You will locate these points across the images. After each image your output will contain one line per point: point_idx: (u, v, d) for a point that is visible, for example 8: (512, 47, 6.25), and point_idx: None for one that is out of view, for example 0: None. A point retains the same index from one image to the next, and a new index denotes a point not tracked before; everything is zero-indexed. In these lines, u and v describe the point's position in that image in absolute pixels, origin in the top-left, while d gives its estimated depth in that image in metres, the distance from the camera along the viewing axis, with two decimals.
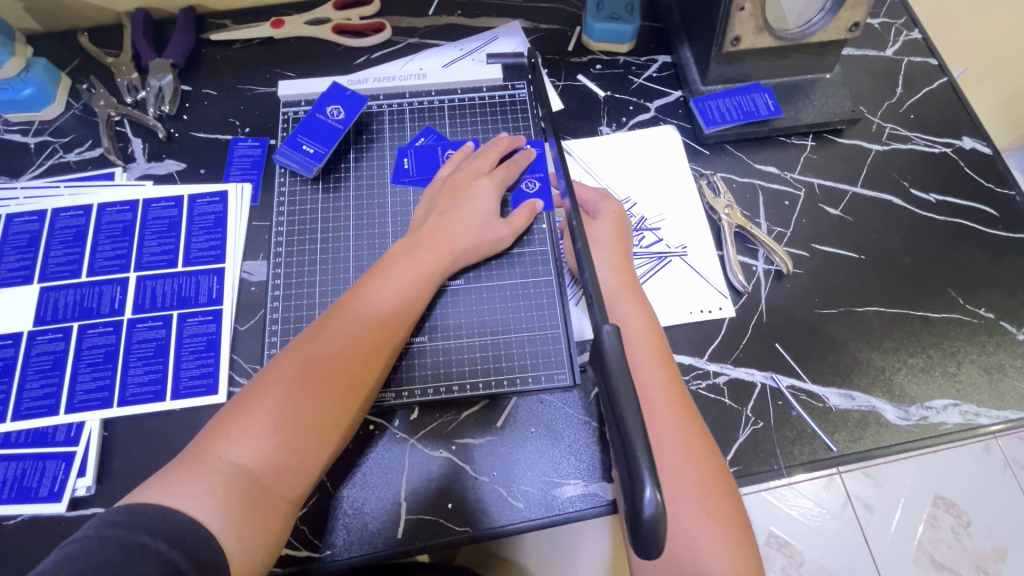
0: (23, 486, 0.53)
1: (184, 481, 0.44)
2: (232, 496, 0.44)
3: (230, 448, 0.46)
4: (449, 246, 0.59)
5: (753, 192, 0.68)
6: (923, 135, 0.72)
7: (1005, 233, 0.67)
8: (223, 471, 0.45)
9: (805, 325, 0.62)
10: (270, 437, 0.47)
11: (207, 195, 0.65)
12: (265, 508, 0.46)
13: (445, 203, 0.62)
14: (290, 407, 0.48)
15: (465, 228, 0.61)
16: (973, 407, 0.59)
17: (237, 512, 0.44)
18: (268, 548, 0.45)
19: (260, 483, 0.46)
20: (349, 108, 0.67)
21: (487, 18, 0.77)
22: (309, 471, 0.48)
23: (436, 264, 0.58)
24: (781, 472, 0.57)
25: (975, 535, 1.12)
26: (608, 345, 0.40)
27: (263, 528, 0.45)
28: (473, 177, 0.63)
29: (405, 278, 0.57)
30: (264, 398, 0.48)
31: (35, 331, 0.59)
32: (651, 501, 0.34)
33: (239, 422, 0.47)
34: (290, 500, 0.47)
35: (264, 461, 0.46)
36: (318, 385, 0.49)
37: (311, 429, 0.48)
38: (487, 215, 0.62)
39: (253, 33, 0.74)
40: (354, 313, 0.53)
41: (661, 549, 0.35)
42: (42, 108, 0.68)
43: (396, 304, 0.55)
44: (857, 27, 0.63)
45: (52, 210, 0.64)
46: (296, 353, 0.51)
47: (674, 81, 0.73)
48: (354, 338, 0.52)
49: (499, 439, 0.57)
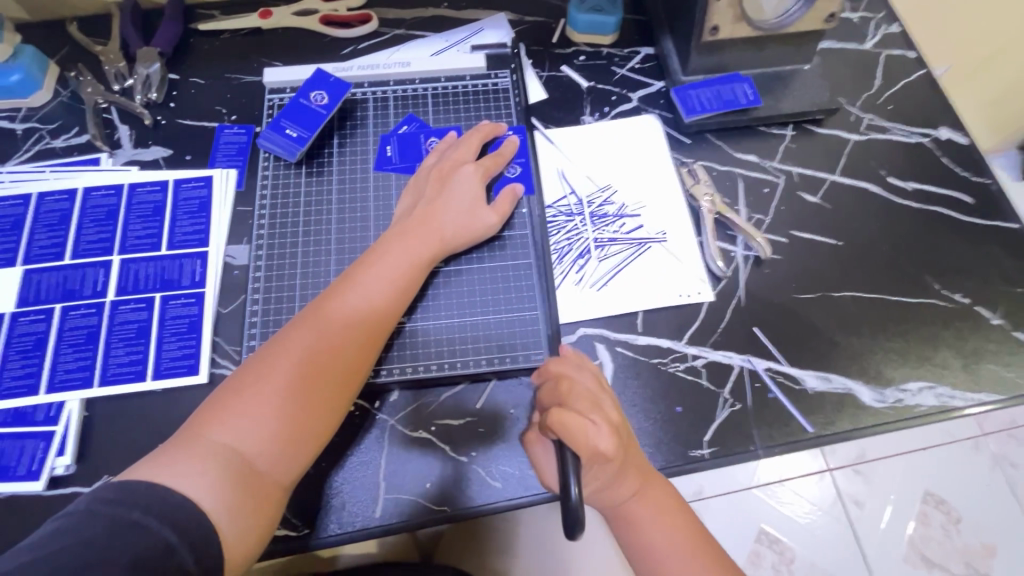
0: (2, 465, 0.53)
1: (178, 463, 0.45)
2: (225, 477, 0.45)
3: (222, 431, 0.47)
4: (440, 236, 0.60)
5: (733, 179, 0.69)
6: (901, 125, 0.73)
7: (981, 220, 0.68)
8: (217, 453, 0.46)
9: (783, 309, 0.63)
10: (262, 421, 0.48)
11: (193, 180, 0.66)
12: (256, 490, 0.47)
13: (434, 192, 0.62)
14: (282, 395, 0.49)
15: (454, 217, 0.61)
16: (949, 390, 0.60)
17: (230, 493, 0.45)
18: (262, 531, 0.46)
19: (253, 464, 0.47)
20: (333, 94, 0.68)
21: (473, 10, 0.78)
22: (304, 454, 0.50)
23: (427, 252, 0.59)
24: (757, 453, 0.57)
25: (965, 531, 1.16)
26: None
27: (257, 510, 0.46)
28: (459, 165, 0.64)
29: (395, 266, 0.57)
30: (257, 385, 0.49)
31: (18, 312, 0.59)
32: (576, 495, 0.43)
33: (233, 407, 0.48)
34: (281, 483, 0.48)
35: (256, 444, 0.48)
36: (310, 370, 0.51)
37: (304, 415, 0.50)
38: (477, 205, 0.63)
39: (241, 24, 0.75)
40: (343, 300, 0.54)
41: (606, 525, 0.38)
42: (30, 94, 0.69)
43: (387, 292, 0.56)
44: (833, 18, 0.65)
45: (37, 194, 0.64)
46: (288, 342, 0.52)
47: (656, 72, 0.74)
48: (344, 324, 0.53)
49: (479, 421, 0.58)
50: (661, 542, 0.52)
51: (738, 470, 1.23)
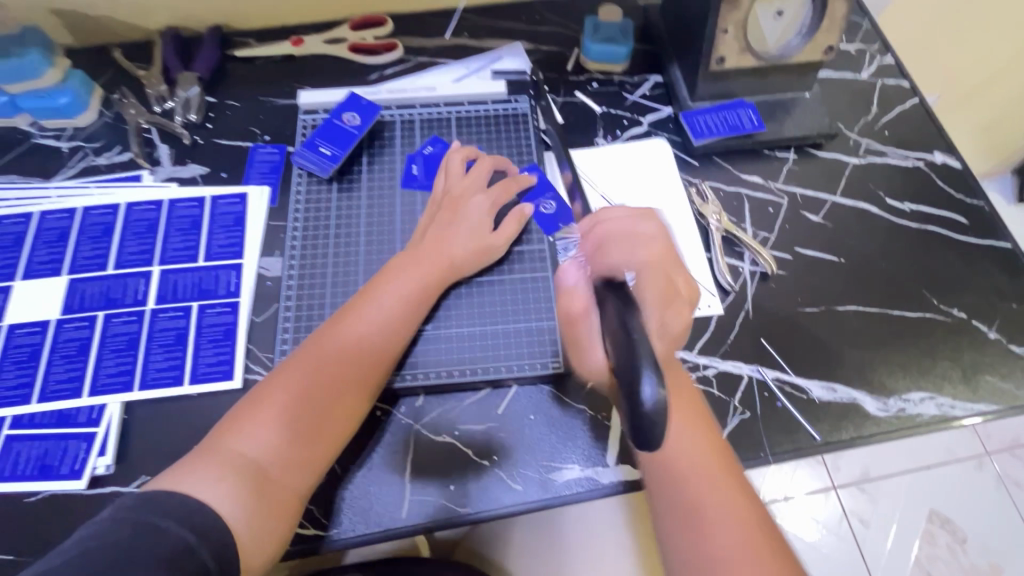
0: (45, 464, 0.55)
1: (197, 470, 0.48)
2: (240, 486, 0.48)
3: (240, 441, 0.50)
4: (447, 257, 0.63)
5: (739, 200, 0.73)
6: (898, 149, 0.77)
7: (976, 239, 0.71)
8: (234, 461, 0.49)
9: (788, 322, 0.66)
10: (278, 433, 0.51)
11: (229, 196, 0.70)
12: (269, 500, 0.49)
13: (444, 216, 0.65)
14: (296, 407, 0.52)
15: (463, 240, 0.64)
16: (949, 400, 0.63)
17: (244, 501, 0.47)
18: (273, 539, 0.49)
19: (267, 473, 0.50)
20: (364, 115, 0.73)
21: (493, 40, 0.83)
22: (314, 466, 0.52)
23: (436, 274, 0.62)
24: (767, 459, 0.60)
25: (971, 551, 1.19)
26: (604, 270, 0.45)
27: (269, 518, 0.49)
28: (468, 190, 0.67)
29: (406, 286, 0.60)
30: (275, 398, 0.52)
31: (63, 319, 0.62)
32: (650, 395, 0.38)
33: (252, 418, 0.51)
34: (292, 492, 0.51)
35: (271, 455, 0.50)
36: (323, 384, 0.54)
37: (316, 426, 0.52)
38: (484, 229, 0.65)
39: (274, 51, 0.80)
40: (360, 319, 0.57)
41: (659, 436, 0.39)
42: (76, 115, 0.73)
43: (397, 311, 0.59)
44: (830, 51, 0.70)
45: (82, 208, 0.68)
46: (306, 358, 0.55)
47: (665, 98, 0.79)
48: (356, 343, 0.56)
49: (500, 426, 0.60)
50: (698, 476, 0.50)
51: None
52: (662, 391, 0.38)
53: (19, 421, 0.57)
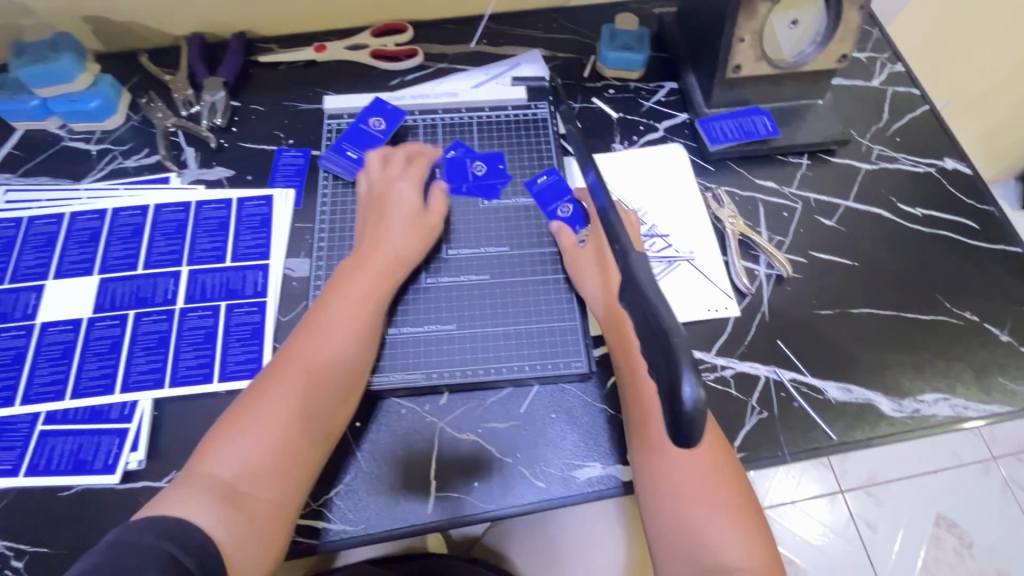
0: (79, 459, 0.57)
1: (174, 501, 0.47)
2: (216, 503, 0.47)
3: (205, 462, 0.49)
4: (396, 251, 0.63)
5: (754, 204, 0.74)
6: (909, 155, 0.78)
7: (987, 243, 0.73)
8: (208, 485, 0.48)
9: (804, 324, 0.67)
10: (240, 446, 0.50)
11: (255, 199, 0.71)
12: (250, 508, 0.48)
13: (376, 213, 0.66)
14: (257, 417, 0.51)
15: (405, 230, 0.64)
16: (963, 401, 0.64)
17: (223, 517, 0.47)
18: (264, 548, 0.48)
19: (243, 488, 0.49)
20: (389, 121, 0.75)
21: (511, 47, 0.85)
22: (292, 471, 0.51)
23: (384, 266, 0.62)
24: (785, 458, 0.61)
25: (978, 555, 1.19)
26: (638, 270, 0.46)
27: (255, 527, 0.48)
28: (392, 181, 0.68)
29: (358, 283, 0.60)
30: (234, 415, 0.52)
31: (95, 317, 0.64)
32: (690, 396, 0.40)
33: (216, 438, 0.51)
34: (274, 499, 0.50)
35: (239, 467, 0.49)
36: (283, 392, 0.53)
37: (283, 435, 0.51)
38: (420, 215, 0.66)
39: (297, 57, 0.82)
40: (314, 324, 0.57)
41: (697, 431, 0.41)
42: (105, 119, 0.75)
43: (353, 310, 0.59)
44: (844, 59, 0.71)
45: (112, 209, 0.70)
46: (265, 372, 0.55)
47: (680, 105, 0.81)
48: (313, 343, 0.56)
49: (523, 424, 0.61)
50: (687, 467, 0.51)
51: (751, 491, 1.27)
52: (701, 393, 0.40)
53: (54, 417, 0.59)
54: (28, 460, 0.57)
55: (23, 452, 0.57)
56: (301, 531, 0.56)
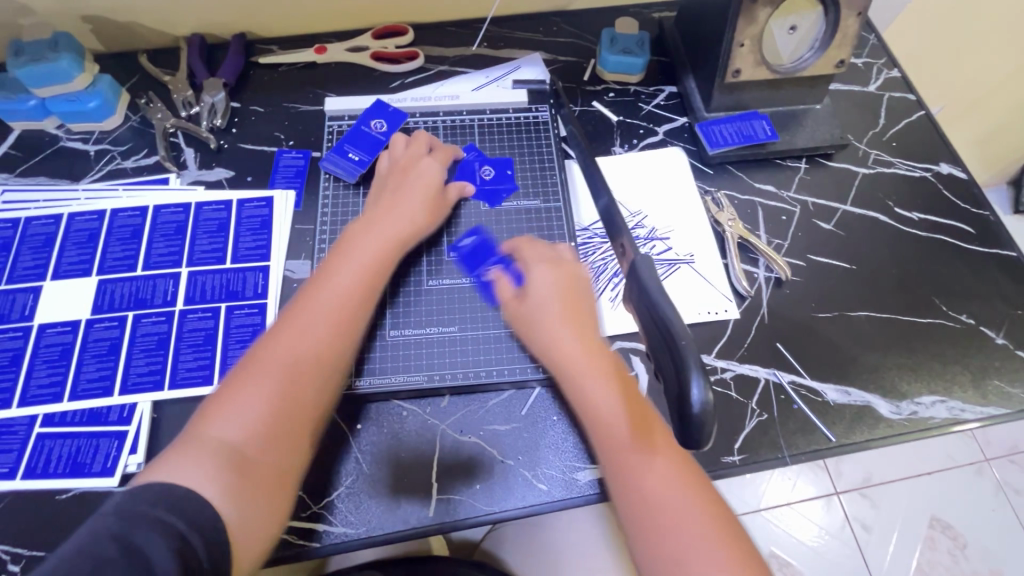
0: (78, 462, 0.56)
1: (173, 462, 0.46)
2: (221, 466, 0.46)
3: (210, 424, 0.48)
4: (409, 223, 0.64)
5: (753, 208, 0.75)
6: (905, 160, 0.79)
7: (982, 248, 0.73)
8: (211, 445, 0.47)
9: (803, 327, 0.68)
10: (246, 407, 0.49)
11: (255, 200, 0.71)
12: (254, 474, 0.47)
13: (394, 183, 0.67)
14: (264, 376, 0.51)
15: (417, 204, 0.65)
16: (959, 404, 0.64)
17: (227, 481, 0.46)
18: (267, 516, 0.47)
19: (247, 451, 0.48)
20: (392, 122, 0.75)
21: (511, 50, 0.85)
22: (297, 433, 0.50)
23: (394, 234, 0.62)
24: (785, 460, 0.61)
25: (972, 557, 1.20)
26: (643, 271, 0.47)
27: (259, 492, 0.47)
28: (415, 159, 0.69)
29: (367, 249, 0.60)
30: (241, 375, 0.51)
31: (93, 319, 0.63)
32: (698, 400, 0.41)
33: (219, 400, 0.50)
34: (278, 464, 0.49)
35: (244, 429, 0.48)
36: (291, 353, 0.52)
37: (290, 396, 0.51)
38: (434, 191, 0.67)
39: (297, 58, 0.81)
40: (322, 285, 0.57)
41: (700, 435, 0.42)
42: (104, 119, 0.74)
43: (361, 272, 0.58)
44: (842, 65, 0.72)
45: (111, 210, 0.69)
46: (271, 332, 0.54)
47: (680, 109, 0.81)
48: (322, 302, 0.55)
49: (524, 426, 0.61)
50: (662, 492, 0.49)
51: (747, 493, 1.28)
52: (708, 398, 0.41)
53: (51, 419, 0.58)
54: (26, 463, 0.56)
55: (20, 454, 0.56)
56: (303, 534, 0.56)
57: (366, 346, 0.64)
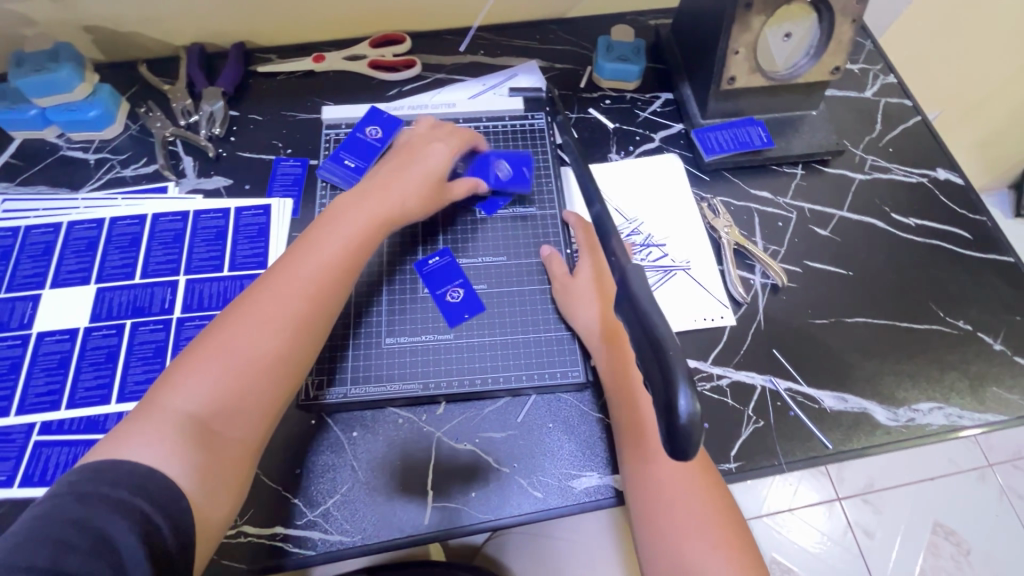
0: None
1: (132, 432, 0.45)
2: (182, 440, 0.45)
3: (172, 395, 0.47)
4: (399, 205, 0.62)
5: (749, 214, 0.75)
6: (902, 166, 0.79)
7: (980, 254, 0.73)
8: (171, 417, 0.46)
9: (800, 333, 0.67)
10: (212, 381, 0.48)
11: (253, 208, 0.71)
12: (218, 450, 0.47)
13: (397, 163, 0.65)
14: (234, 349, 0.50)
15: (409, 185, 0.64)
16: (957, 410, 0.64)
17: (189, 457, 0.45)
18: (229, 494, 0.47)
19: (211, 425, 0.47)
20: (386, 129, 0.75)
21: (508, 58, 0.85)
22: (263, 411, 0.50)
23: (381, 215, 0.61)
24: (781, 467, 0.61)
25: (976, 562, 1.20)
26: (633, 280, 0.44)
27: (222, 469, 0.47)
28: (426, 141, 0.68)
29: (352, 227, 0.59)
30: (209, 347, 0.50)
31: (91, 327, 0.64)
32: (686, 410, 0.37)
33: (183, 371, 0.49)
34: (243, 441, 0.49)
35: (208, 403, 0.48)
36: (266, 329, 0.51)
37: (260, 371, 0.50)
38: (434, 176, 0.66)
39: (296, 67, 0.82)
40: (302, 260, 0.55)
41: (695, 452, 0.38)
42: (103, 128, 0.75)
43: (343, 251, 0.57)
44: (837, 71, 0.72)
45: (110, 219, 0.70)
46: (245, 304, 0.53)
47: (676, 115, 0.81)
48: (302, 278, 0.54)
49: (520, 434, 0.61)
50: (672, 481, 0.53)
51: (749, 499, 1.27)
52: (698, 408, 0.37)
53: (49, 427, 0.58)
54: (23, 471, 0.56)
55: (18, 462, 0.57)
56: (298, 542, 0.56)
57: (361, 352, 0.64)
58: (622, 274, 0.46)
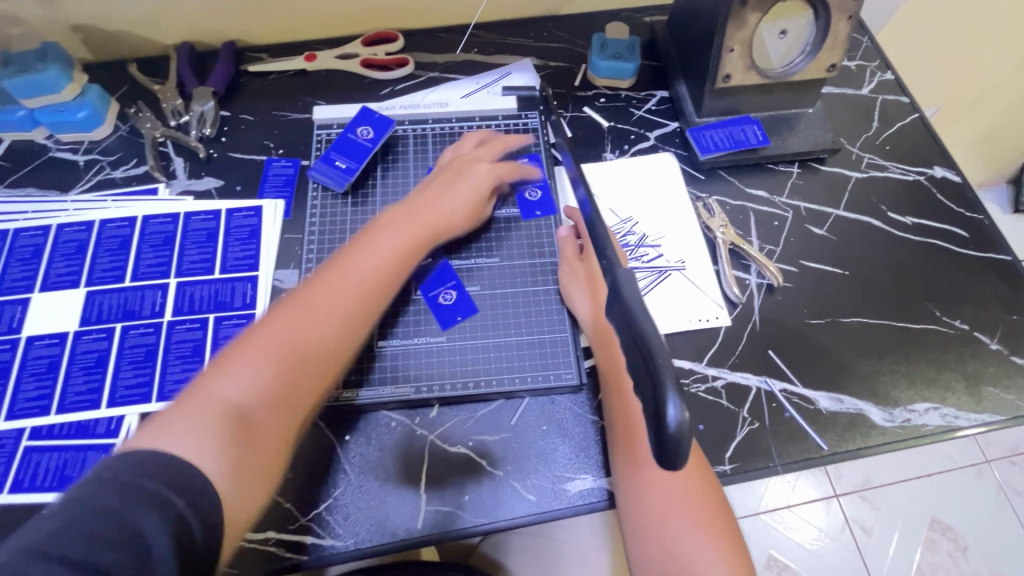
0: (65, 475, 0.56)
1: (178, 417, 0.44)
2: (230, 428, 0.45)
3: (222, 384, 0.46)
4: (444, 218, 0.64)
5: (745, 213, 0.75)
6: (899, 164, 0.79)
7: (977, 252, 0.73)
8: (220, 404, 0.45)
9: (796, 333, 0.67)
10: (264, 372, 0.48)
11: (244, 210, 0.71)
12: (260, 441, 0.46)
13: (443, 177, 0.67)
14: (286, 340, 0.49)
15: (453, 197, 0.65)
16: (953, 410, 0.64)
17: (234, 447, 0.44)
18: (265, 491, 0.45)
19: (256, 417, 0.46)
20: (378, 129, 0.74)
21: (502, 56, 0.85)
22: (306, 407, 0.50)
23: (429, 226, 0.63)
24: (777, 469, 0.61)
25: (973, 559, 1.20)
26: (624, 283, 0.44)
27: (261, 463, 0.46)
28: (471, 160, 0.69)
29: (402, 236, 0.60)
30: (262, 337, 0.50)
31: (81, 331, 0.63)
32: (674, 419, 0.36)
33: (233, 361, 0.48)
34: (284, 436, 0.48)
35: (257, 395, 0.47)
36: (320, 324, 0.52)
37: (310, 366, 0.50)
38: (479, 192, 0.67)
39: (287, 66, 0.81)
40: (354, 262, 0.57)
41: (683, 458, 0.38)
42: (93, 129, 0.74)
43: (390, 255, 0.59)
44: (834, 68, 0.71)
45: (99, 221, 0.69)
46: (298, 298, 0.53)
47: (671, 114, 0.81)
48: (356, 279, 0.55)
49: (514, 437, 0.61)
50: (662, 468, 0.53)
51: (747, 496, 1.27)
52: (686, 417, 0.37)
53: (39, 432, 0.58)
54: (13, 477, 0.56)
55: (7, 468, 0.56)
56: (290, 547, 0.56)
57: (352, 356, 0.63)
58: (613, 278, 0.45)
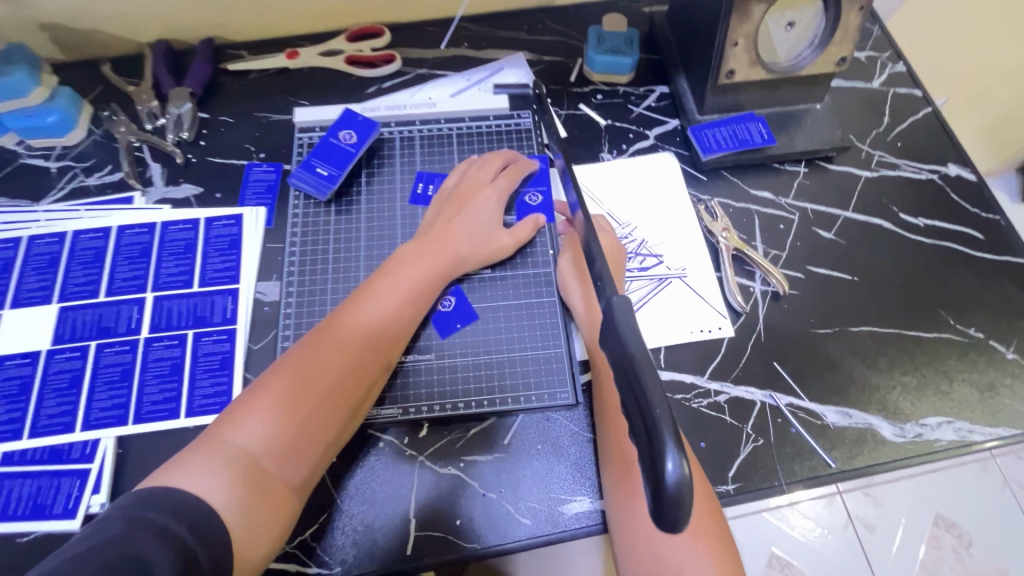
0: (37, 504, 0.54)
1: (189, 464, 0.44)
2: (236, 477, 0.45)
3: (233, 431, 0.47)
4: (459, 253, 0.63)
5: (748, 216, 0.71)
6: (911, 161, 0.75)
7: (993, 255, 0.69)
8: (229, 453, 0.46)
9: (802, 344, 0.64)
10: (274, 420, 0.48)
11: (223, 218, 0.68)
12: (266, 490, 0.46)
13: (453, 209, 0.65)
14: (296, 388, 0.49)
15: (467, 232, 0.64)
16: (967, 424, 0.61)
17: (241, 494, 0.44)
18: (269, 539, 0.45)
19: (264, 465, 0.46)
20: (361, 133, 0.71)
21: (493, 50, 0.80)
22: (314, 455, 0.49)
23: (442, 263, 0.61)
24: (781, 488, 0.58)
25: (977, 555, 1.17)
26: (619, 314, 0.40)
27: (266, 511, 0.45)
28: (478, 185, 0.67)
29: (415, 273, 0.59)
30: (274, 383, 0.49)
31: (54, 350, 0.60)
32: (673, 472, 0.33)
33: (245, 407, 0.48)
34: (290, 484, 0.48)
35: (267, 444, 0.47)
36: (330, 372, 0.51)
37: (320, 413, 0.50)
38: (492, 226, 0.65)
39: (268, 64, 0.77)
40: (367, 304, 0.56)
41: (685, 516, 0.35)
42: (65, 134, 0.71)
43: (402, 295, 0.58)
44: (843, 62, 0.67)
45: (73, 232, 0.66)
46: (311, 342, 0.53)
47: (672, 110, 0.77)
48: (367, 324, 0.55)
49: (506, 457, 0.58)
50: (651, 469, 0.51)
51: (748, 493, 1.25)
52: (688, 469, 0.34)
53: (10, 458, 0.56)
54: None
55: None
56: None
57: None
58: (608, 305, 0.42)
